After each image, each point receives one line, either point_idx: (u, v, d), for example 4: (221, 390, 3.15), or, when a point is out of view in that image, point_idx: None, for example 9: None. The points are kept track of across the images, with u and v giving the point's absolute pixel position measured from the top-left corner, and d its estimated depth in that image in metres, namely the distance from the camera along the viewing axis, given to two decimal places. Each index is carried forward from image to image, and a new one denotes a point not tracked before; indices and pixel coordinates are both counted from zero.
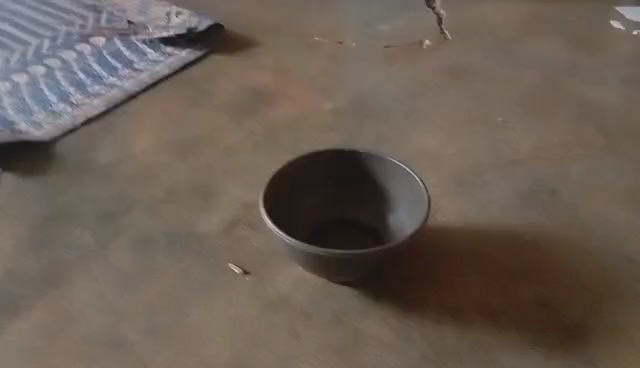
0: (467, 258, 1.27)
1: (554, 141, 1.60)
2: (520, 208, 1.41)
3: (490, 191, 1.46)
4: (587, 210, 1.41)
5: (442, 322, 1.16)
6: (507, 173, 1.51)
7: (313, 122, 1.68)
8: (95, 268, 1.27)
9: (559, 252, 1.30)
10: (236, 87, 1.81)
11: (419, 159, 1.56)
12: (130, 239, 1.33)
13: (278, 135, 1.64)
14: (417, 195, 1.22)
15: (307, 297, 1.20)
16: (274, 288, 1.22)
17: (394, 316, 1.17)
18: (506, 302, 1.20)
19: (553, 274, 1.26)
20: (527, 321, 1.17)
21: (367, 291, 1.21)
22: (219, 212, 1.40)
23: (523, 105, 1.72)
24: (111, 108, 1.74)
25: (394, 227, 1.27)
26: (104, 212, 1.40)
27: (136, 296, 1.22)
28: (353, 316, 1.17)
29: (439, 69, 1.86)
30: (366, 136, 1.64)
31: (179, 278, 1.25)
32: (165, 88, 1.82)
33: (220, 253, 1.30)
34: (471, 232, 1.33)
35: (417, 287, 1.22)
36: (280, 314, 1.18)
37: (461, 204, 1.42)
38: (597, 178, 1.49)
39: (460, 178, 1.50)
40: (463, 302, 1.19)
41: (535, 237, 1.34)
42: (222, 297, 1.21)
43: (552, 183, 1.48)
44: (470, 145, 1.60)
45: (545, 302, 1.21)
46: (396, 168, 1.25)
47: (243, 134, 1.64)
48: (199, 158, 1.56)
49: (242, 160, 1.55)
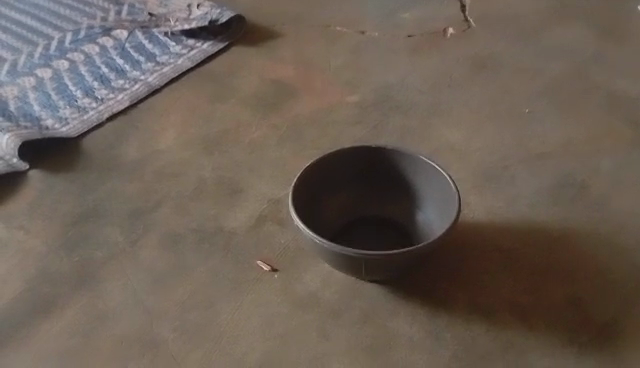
0: (497, 256, 1.27)
1: (582, 133, 1.58)
2: (549, 204, 1.40)
3: (518, 186, 1.45)
4: (617, 205, 1.39)
5: (472, 321, 1.16)
6: (535, 168, 1.50)
7: (337, 115, 1.67)
8: (126, 266, 1.29)
9: (590, 249, 1.29)
10: (258, 81, 1.80)
11: (446, 153, 1.55)
12: (158, 237, 1.34)
13: (303, 129, 1.63)
14: (446, 192, 1.21)
15: (336, 295, 1.20)
16: (302, 286, 1.23)
17: (423, 315, 1.17)
18: (536, 301, 1.19)
19: (584, 272, 1.25)
20: (558, 321, 1.16)
21: (395, 290, 1.21)
22: (246, 208, 1.40)
23: (550, 96, 1.70)
24: (136, 103, 1.75)
25: (423, 224, 1.27)
26: (132, 210, 1.42)
27: (167, 295, 1.23)
28: (382, 314, 1.17)
29: (463, 59, 1.83)
30: (392, 129, 1.62)
31: (208, 276, 1.26)
32: (188, 81, 1.82)
33: (248, 250, 1.30)
34: (500, 231, 1.33)
35: (446, 286, 1.21)
36: (309, 312, 1.18)
37: (488, 200, 1.41)
38: (627, 171, 1.47)
39: (488, 173, 1.49)
40: (493, 301, 1.19)
41: (565, 233, 1.33)
42: (251, 295, 1.22)
43: (582, 177, 1.46)
44: (496, 138, 1.58)
45: (576, 301, 1.20)
46: (424, 165, 1.24)
47: (267, 128, 1.64)
48: (225, 153, 1.57)
49: (268, 155, 1.55)
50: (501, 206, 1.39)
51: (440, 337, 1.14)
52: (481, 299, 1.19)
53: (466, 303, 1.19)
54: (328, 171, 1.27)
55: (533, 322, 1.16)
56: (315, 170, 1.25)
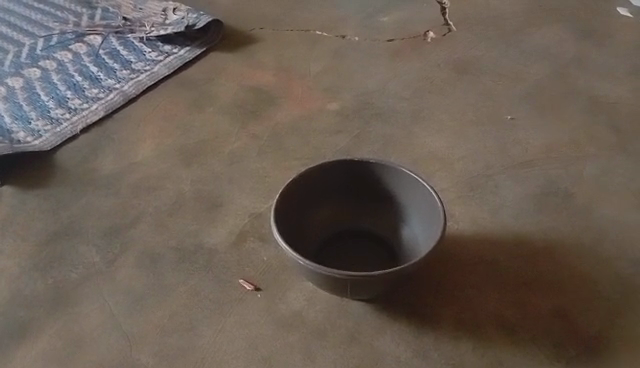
0: (482, 269, 1.26)
1: (565, 140, 1.57)
2: (533, 213, 1.39)
3: (502, 195, 1.43)
4: (601, 213, 1.38)
5: (459, 338, 1.14)
6: (519, 176, 1.48)
7: (318, 123, 1.64)
8: (103, 287, 1.25)
9: (575, 260, 1.28)
10: (237, 88, 1.76)
11: (429, 161, 1.53)
12: (137, 256, 1.31)
13: (284, 139, 1.60)
14: (430, 206, 1.19)
15: (321, 314, 1.18)
16: (287, 305, 1.20)
17: (410, 333, 1.15)
18: (523, 315, 1.18)
19: (569, 284, 1.24)
20: (546, 335, 1.15)
21: (382, 308, 1.19)
22: (227, 223, 1.37)
23: (532, 101, 1.69)
24: (111, 112, 1.70)
25: (407, 238, 1.24)
26: (109, 227, 1.38)
27: (147, 317, 1.19)
28: (368, 333, 1.15)
29: (444, 63, 1.81)
30: (374, 137, 1.60)
31: (189, 296, 1.22)
32: (165, 89, 1.77)
33: (230, 268, 1.27)
34: (485, 243, 1.31)
35: (432, 302, 1.20)
36: (293, 332, 1.15)
37: (473, 211, 1.40)
38: (610, 178, 1.47)
39: (472, 182, 1.47)
40: (480, 316, 1.18)
41: (550, 244, 1.32)
42: (234, 316, 1.19)
43: (565, 185, 1.46)
44: (479, 146, 1.57)
45: (563, 315, 1.19)
46: (408, 178, 1.22)
47: (247, 138, 1.60)
48: (204, 165, 1.53)
49: (248, 166, 1.52)
50: (485, 217, 1.38)
51: (427, 356, 1.12)
52: (467, 315, 1.18)
53: (453, 319, 1.17)
54: (310, 185, 1.24)
55: (521, 337, 1.15)
56: (297, 185, 1.21)
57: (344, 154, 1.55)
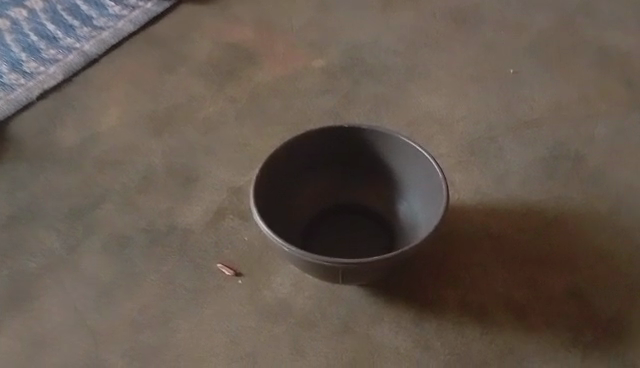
0: (488, 245, 1.14)
1: (574, 95, 1.43)
2: (542, 180, 1.26)
3: (507, 159, 1.30)
4: (616, 177, 1.26)
5: (465, 324, 1.03)
6: (525, 138, 1.34)
7: (302, 83, 1.48)
8: (65, 277, 1.12)
9: (589, 232, 1.16)
10: (212, 45, 1.58)
11: (427, 124, 1.38)
12: (102, 240, 1.17)
13: (265, 102, 1.44)
14: (431, 179, 1.06)
15: (310, 301, 1.05)
16: (271, 292, 1.07)
17: (410, 320, 1.03)
18: (534, 295, 1.07)
19: (584, 259, 1.12)
20: (559, 317, 1.04)
21: (377, 293, 1.06)
22: (203, 200, 1.23)
23: (537, 53, 1.53)
24: (71, 76, 1.52)
25: (406, 214, 1.11)
26: (71, 209, 1.23)
27: (115, 311, 1.06)
28: (364, 322, 1.03)
29: (440, 13, 1.64)
30: (364, 97, 1.44)
31: (162, 286, 1.09)
32: (131, 48, 1.59)
33: (207, 251, 1.13)
34: (490, 215, 1.19)
35: (433, 284, 1.08)
36: (280, 323, 1.03)
37: (476, 178, 1.26)
38: (624, 138, 1.33)
39: (474, 146, 1.33)
40: (487, 299, 1.06)
41: (561, 214, 1.19)
42: (212, 306, 1.06)
43: (576, 146, 1.32)
44: (481, 105, 1.42)
45: (579, 294, 1.07)
46: (405, 147, 1.08)
47: (224, 102, 1.44)
48: (176, 133, 1.37)
49: (225, 134, 1.37)
50: (490, 185, 1.25)
51: (430, 346, 1.00)
52: (472, 297, 1.06)
53: (457, 302, 1.05)
54: (294, 158, 1.10)
55: (532, 320, 1.04)
56: (279, 158, 1.07)
57: (331, 118, 1.40)
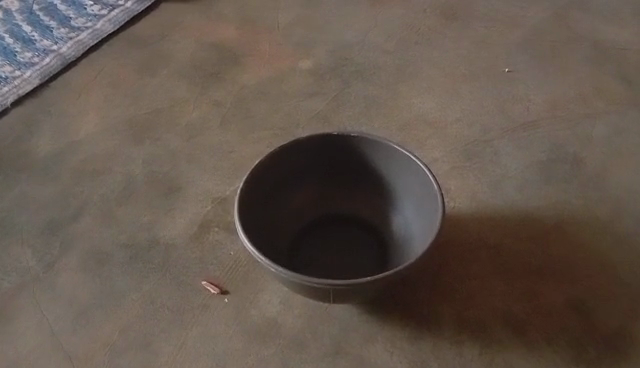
0: (485, 256, 1.09)
1: (571, 94, 1.38)
2: (539, 185, 1.21)
3: (502, 164, 1.25)
4: (616, 181, 1.21)
5: (462, 342, 0.98)
6: (521, 140, 1.30)
7: (289, 84, 1.42)
8: (42, 298, 1.06)
9: (589, 240, 1.12)
10: (194, 46, 1.52)
11: (419, 127, 1.33)
12: (81, 257, 1.11)
13: (250, 105, 1.38)
14: (425, 189, 1.01)
15: (300, 320, 1.01)
16: (259, 311, 1.02)
17: (405, 339, 0.99)
18: (534, 309, 1.02)
19: (585, 269, 1.08)
20: (560, 332, 1.00)
21: (371, 310, 1.02)
22: (186, 211, 1.17)
23: (531, 50, 1.48)
24: (48, 80, 1.45)
25: (399, 223, 1.06)
26: (48, 223, 1.17)
27: (94, 333, 1.01)
28: (356, 342, 0.98)
29: (431, 9, 1.59)
30: (354, 98, 1.39)
31: (144, 306, 1.04)
32: (110, 49, 1.52)
33: (191, 268, 1.08)
34: (486, 224, 1.14)
35: (429, 299, 1.03)
36: (269, 345, 0.98)
37: (472, 184, 1.21)
38: (623, 139, 1.29)
39: (468, 150, 1.28)
40: (485, 314, 1.01)
41: (560, 221, 1.15)
42: (197, 327, 1.01)
43: (574, 149, 1.27)
44: (475, 106, 1.37)
45: (580, 307, 1.03)
46: (397, 155, 1.03)
47: (208, 106, 1.38)
48: (158, 140, 1.31)
49: (210, 140, 1.31)
50: (486, 192, 1.20)
51: (426, 365, 0.96)
52: (470, 312, 1.02)
53: (454, 318, 1.01)
54: (280, 169, 1.04)
55: (533, 336, 0.99)
56: (264, 169, 1.02)
57: (320, 121, 1.34)
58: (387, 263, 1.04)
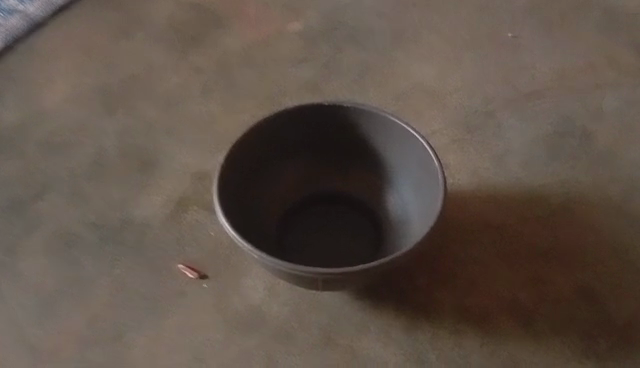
0: (487, 238, 1.00)
1: (579, 63, 1.28)
2: (546, 161, 1.12)
3: (506, 138, 1.16)
4: (627, 158, 1.12)
5: (463, 333, 0.90)
6: (526, 113, 1.20)
7: (276, 50, 1.30)
8: (3, 284, 0.97)
9: (599, 220, 1.03)
10: (173, 6, 1.40)
11: (416, 96, 1.23)
12: (47, 239, 1.02)
13: (234, 72, 1.27)
14: (424, 166, 0.92)
15: (286, 309, 0.92)
16: (242, 298, 0.93)
17: (401, 330, 0.90)
18: (540, 297, 0.94)
19: (595, 252, 1.00)
20: (569, 322, 0.92)
21: (364, 297, 0.93)
22: (163, 188, 1.07)
23: (538, 15, 1.37)
24: (12, 44, 1.33)
25: (395, 203, 0.97)
26: (10, 201, 1.07)
27: (61, 323, 0.93)
28: (347, 333, 0.90)
29: None
30: (347, 66, 1.28)
31: (115, 293, 0.95)
32: (81, 9, 1.40)
33: (167, 251, 0.99)
34: (489, 202, 1.05)
35: (427, 286, 0.95)
36: (252, 336, 0.90)
37: (473, 160, 1.12)
38: (635, 112, 1.20)
39: (469, 122, 1.18)
40: (488, 302, 0.93)
41: (568, 201, 1.06)
42: (173, 317, 0.92)
43: (582, 122, 1.18)
44: (477, 75, 1.27)
45: (590, 295, 0.95)
46: (394, 128, 0.94)
47: (188, 72, 1.27)
48: (132, 110, 1.20)
49: (189, 109, 1.20)
50: (488, 168, 1.11)
51: (423, 359, 0.88)
52: (472, 300, 0.93)
53: (454, 306, 0.93)
54: (265, 143, 0.95)
55: (539, 327, 0.92)
56: (248, 145, 0.92)
57: (309, 90, 1.24)
58: (381, 247, 0.96)
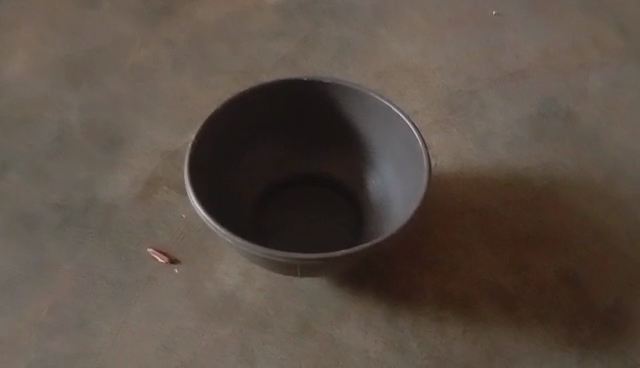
0: (470, 222, 0.97)
1: (563, 43, 1.25)
2: (530, 143, 1.09)
3: (490, 119, 1.12)
4: (611, 140, 1.10)
5: (445, 320, 0.87)
6: (510, 93, 1.17)
7: (252, 23, 1.24)
8: None
9: (583, 204, 1.01)
10: None
11: (398, 74, 1.18)
12: (5, 221, 0.95)
13: (207, 45, 1.20)
14: (407, 146, 0.88)
15: (262, 295, 0.88)
16: (215, 284, 0.89)
17: (381, 317, 0.87)
18: (523, 282, 0.92)
19: (578, 236, 0.97)
20: (552, 308, 0.90)
21: (343, 283, 0.89)
22: (131, 167, 1.01)
23: None
24: None
25: (376, 185, 0.93)
26: None
27: (20, 310, 0.87)
28: (326, 320, 0.86)
29: None
30: (326, 41, 1.22)
31: (79, 278, 0.89)
32: None
33: (135, 234, 0.93)
34: (472, 185, 1.02)
35: (408, 271, 0.91)
36: (226, 324, 0.86)
37: (456, 141, 1.08)
38: (619, 94, 1.17)
39: (453, 102, 1.15)
40: (470, 288, 0.90)
41: (552, 184, 1.03)
42: (142, 304, 0.87)
43: (566, 103, 1.15)
44: (460, 53, 1.22)
45: (573, 280, 0.93)
46: (376, 106, 0.89)
47: (158, 44, 1.20)
48: (99, 83, 1.13)
49: (159, 84, 1.13)
50: (471, 150, 1.07)
51: (404, 347, 0.85)
52: (454, 286, 0.90)
53: (436, 292, 0.89)
54: (240, 120, 0.89)
55: (522, 313, 0.89)
56: (221, 122, 0.87)
57: (286, 65, 1.18)
58: (361, 231, 0.92)
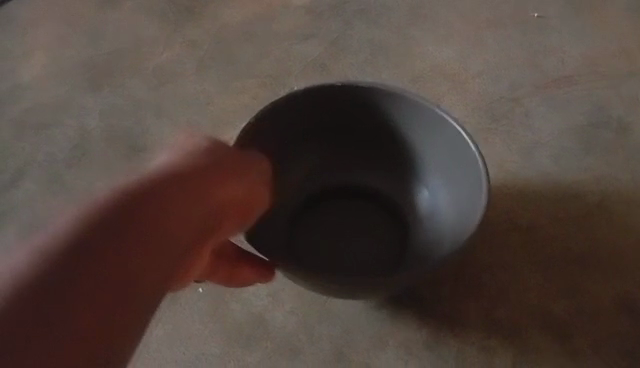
0: (517, 240, 0.90)
1: (617, 43, 1.13)
2: (579, 155, 1.01)
3: (535, 128, 1.04)
4: None
5: (492, 351, 0.82)
6: (556, 100, 1.08)
7: (279, 22, 1.16)
8: None
9: (638, 220, 0.93)
10: None
11: (434, 79, 1.11)
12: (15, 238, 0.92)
13: (233, 46, 1.14)
14: (460, 156, 0.81)
15: (293, 319, 0.83)
16: (242, 306, 0.84)
17: (419, 346, 0.82)
18: (577, 308, 0.85)
19: (635, 256, 0.89)
20: (608, 338, 0.83)
21: (379, 308, 0.84)
22: None
23: None
24: None
25: (424, 197, 0.88)
26: None
27: None
28: (361, 348, 0.82)
29: None
30: (358, 42, 1.15)
31: None
32: None
33: None
34: (517, 200, 0.94)
35: (452, 295, 0.85)
36: (254, 349, 0.81)
37: (499, 152, 1.01)
38: None
39: (493, 109, 1.07)
40: (518, 314, 0.84)
41: (604, 199, 0.95)
42: (165, 324, 0.83)
43: (619, 111, 1.06)
44: (501, 57, 1.13)
45: (630, 306, 0.85)
46: (424, 114, 0.82)
47: (182, 46, 1.14)
48: (120, 88, 1.09)
49: (183, 89, 1.09)
50: (516, 161, 1.00)
51: None
52: (502, 312, 0.84)
53: (482, 320, 0.84)
54: (279, 130, 0.82)
55: (576, 343, 0.83)
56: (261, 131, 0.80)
57: (316, 70, 1.11)
58: (410, 244, 0.86)
